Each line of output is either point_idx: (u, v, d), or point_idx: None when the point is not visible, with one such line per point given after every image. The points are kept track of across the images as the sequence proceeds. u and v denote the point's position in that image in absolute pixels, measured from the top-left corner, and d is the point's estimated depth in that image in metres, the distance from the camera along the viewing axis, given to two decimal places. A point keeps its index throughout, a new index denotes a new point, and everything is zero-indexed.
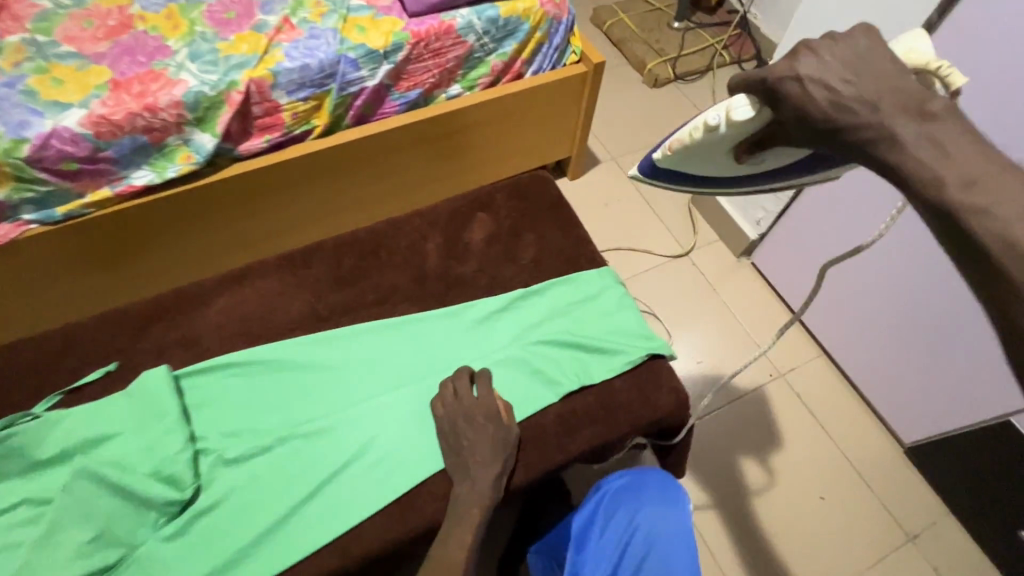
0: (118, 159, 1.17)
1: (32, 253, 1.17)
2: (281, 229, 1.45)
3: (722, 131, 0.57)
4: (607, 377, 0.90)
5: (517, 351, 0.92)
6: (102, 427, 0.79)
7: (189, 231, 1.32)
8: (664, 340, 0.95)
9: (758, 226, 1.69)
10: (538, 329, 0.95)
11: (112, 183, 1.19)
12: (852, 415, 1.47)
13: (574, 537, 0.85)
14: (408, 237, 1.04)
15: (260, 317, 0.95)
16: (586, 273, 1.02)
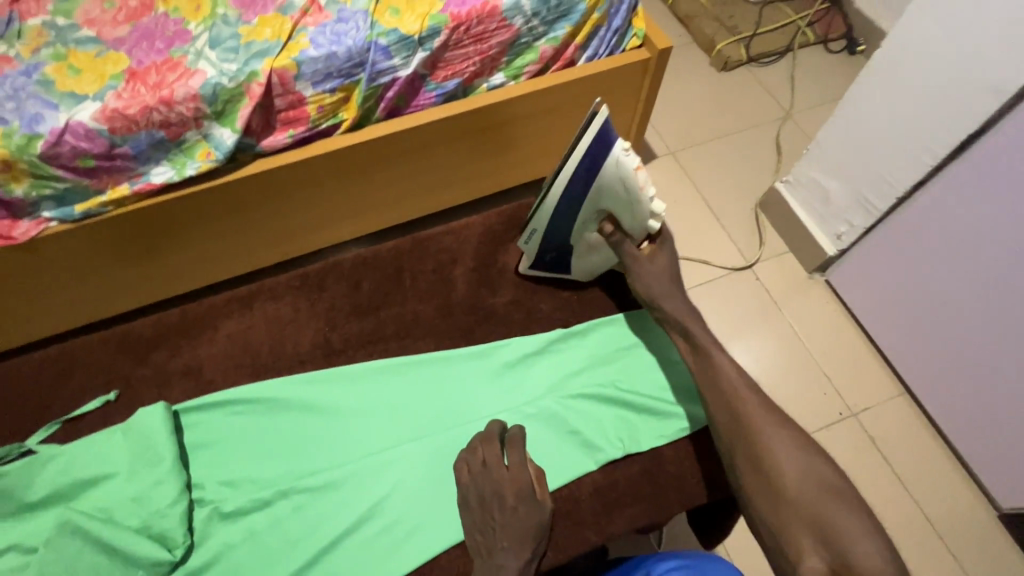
0: (136, 155, 1.09)
1: (51, 250, 1.12)
2: (306, 228, 1.36)
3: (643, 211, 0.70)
4: (657, 445, 0.77)
5: (552, 404, 0.79)
6: (95, 469, 0.72)
7: (213, 231, 1.25)
8: None
9: (839, 241, 1.47)
10: (579, 379, 0.82)
11: (130, 180, 1.12)
12: (933, 469, 1.35)
13: None
14: (436, 259, 0.91)
15: (269, 345, 0.85)
16: (638, 312, 0.87)
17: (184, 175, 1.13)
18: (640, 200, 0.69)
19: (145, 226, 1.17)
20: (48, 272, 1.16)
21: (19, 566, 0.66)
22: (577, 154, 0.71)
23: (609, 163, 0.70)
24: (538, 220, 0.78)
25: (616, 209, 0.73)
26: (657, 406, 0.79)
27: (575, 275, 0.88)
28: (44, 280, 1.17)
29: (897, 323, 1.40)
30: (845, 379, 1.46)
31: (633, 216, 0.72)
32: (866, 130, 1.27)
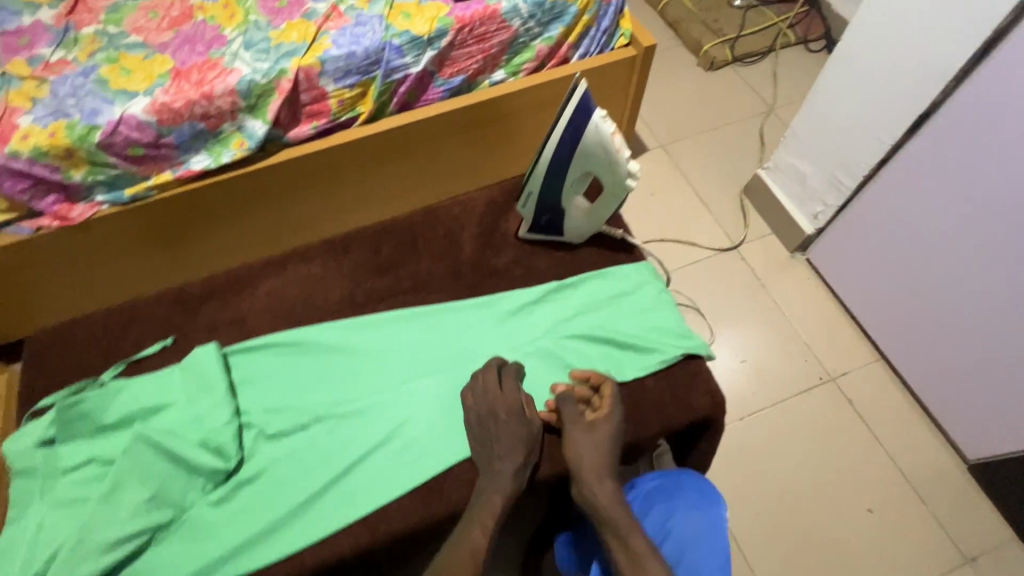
0: (179, 144, 1.23)
1: (98, 231, 1.24)
2: (326, 214, 1.48)
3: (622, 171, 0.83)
4: (639, 375, 0.89)
5: (548, 343, 0.92)
6: (159, 397, 0.85)
7: (244, 217, 1.38)
8: (702, 340, 0.92)
9: (816, 220, 1.59)
10: (571, 323, 0.94)
11: (172, 167, 1.25)
12: (907, 427, 1.45)
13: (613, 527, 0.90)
14: (446, 226, 1.04)
15: (302, 299, 0.98)
16: (623, 267, 0.99)
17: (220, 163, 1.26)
18: (618, 161, 0.82)
19: (181, 211, 1.29)
20: (93, 253, 1.27)
21: (100, 473, 0.79)
22: (560, 125, 0.82)
23: (589, 129, 0.82)
24: (533, 183, 0.90)
25: (599, 171, 0.84)
26: (639, 345, 0.91)
27: (569, 237, 1.01)
28: (89, 259, 1.28)
29: (873, 293, 1.51)
30: (825, 347, 1.56)
31: (614, 175, 0.84)
32: (833, 116, 1.40)
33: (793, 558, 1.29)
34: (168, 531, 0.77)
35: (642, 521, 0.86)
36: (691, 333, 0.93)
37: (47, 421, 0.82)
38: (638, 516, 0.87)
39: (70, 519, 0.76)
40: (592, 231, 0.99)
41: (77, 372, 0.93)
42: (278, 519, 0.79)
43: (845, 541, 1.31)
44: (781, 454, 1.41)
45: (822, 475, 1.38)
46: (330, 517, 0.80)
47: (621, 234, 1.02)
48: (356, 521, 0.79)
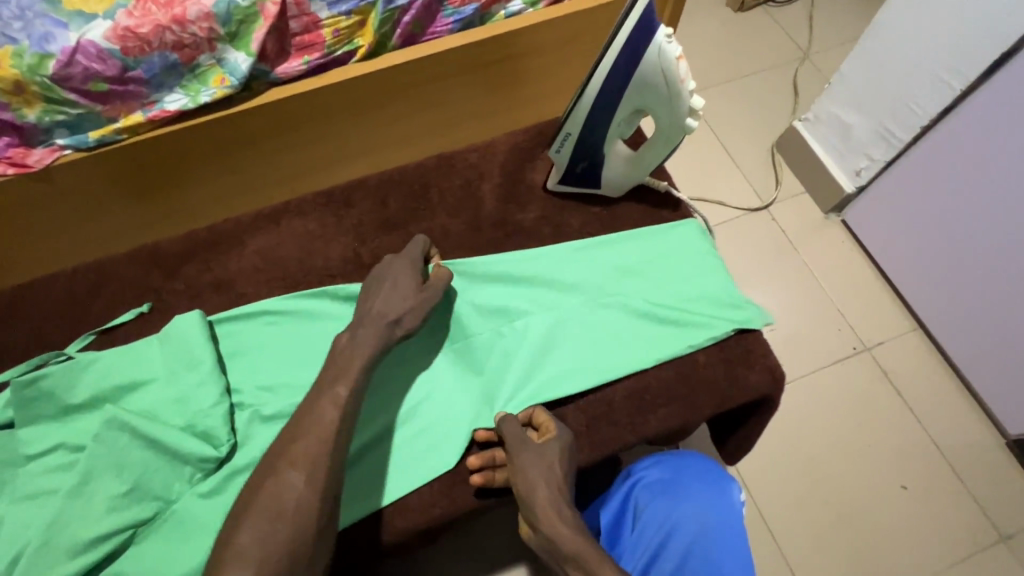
0: (149, 80, 0.96)
1: (55, 182, 0.99)
2: (324, 163, 1.22)
3: (684, 108, 0.70)
4: (687, 352, 0.77)
5: (580, 315, 0.80)
6: (134, 374, 0.73)
7: (228, 165, 1.12)
8: (754, 312, 0.81)
9: (858, 177, 1.45)
10: (607, 287, 0.82)
11: (143, 107, 0.99)
12: (943, 400, 1.37)
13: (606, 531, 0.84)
14: (462, 176, 0.90)
15: (299, 260, 0.85)
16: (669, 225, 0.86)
17: (200, 104, 1.00)
18: (681, 94, 0.68)
19: (154, 158, 1.04)
20: (49, 208, 1.04)
21: (69, 461, 0.68)
22: (614, 50, 0.67)
23: (649, 53, 0.67)
24: (573, 123, 0.76)
25: (656, 108, 0.70)
26: (684, 314, 0.79)
27: (605, 190, 0.87)
28: (42, 216, 1.04)
29: (917, 258, 1.39)
30: (859, 315, 1.46)
31: (674, 114, 0.70)
32: (896, 57, 1.24)
33: (823, 538, 1.23)
34: (153, 527, 0.67)
35: (647, 514, 0.81)
36: (743, 300, 0.81)
37: (3, 401, 0.70)
38: (644, 509, 0.81)
39: (36, 515, 0.65)
40: (632, 183, 0.85)
41: (41, 343, 0.81)
42: None
43: (876, 520, 1.25)
44: (812, 429, 1.33)
45: (854, 449, 1.31)
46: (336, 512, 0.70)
47: (666, 187, 0.89)
48: (370, 515, 0.70)
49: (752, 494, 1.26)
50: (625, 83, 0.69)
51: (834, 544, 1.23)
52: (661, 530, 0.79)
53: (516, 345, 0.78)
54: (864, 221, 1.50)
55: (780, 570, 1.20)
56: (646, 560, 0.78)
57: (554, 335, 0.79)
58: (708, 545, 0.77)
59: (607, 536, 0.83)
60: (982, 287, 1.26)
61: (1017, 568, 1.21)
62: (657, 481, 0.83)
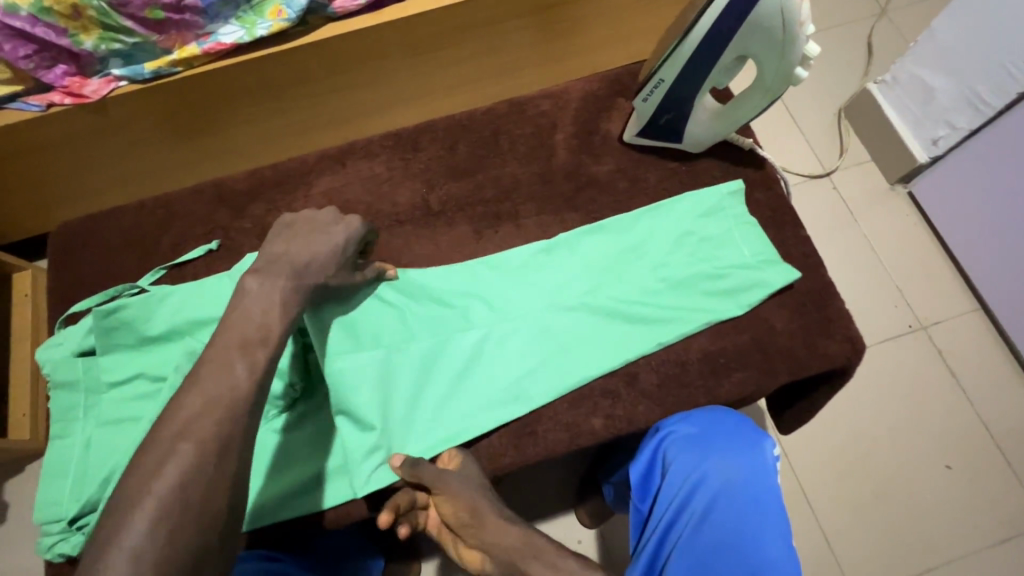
0: (206, 8, 0.84)
1: (108, 116, 0.92)
2: (352, 115, 1.08)
3: (797, 57, 0.64)
4: (736, 316, 0.75)
5: (536, 318, 0.75)
6: (209, 309, 0.73)
7: (260, 114, 1.02)
8: (731, 300, 0.76)
9: (934, 147, 1.37)
10: (571, 290, 0.76)
11: (198, 39, 0.88)
12: (999, 382, 1.33)
13: (634, 486, 0.73)
14: (534, 123, 0.87)
15: (367, 204, 0.83)
16: (721, 187, 0.80)
17: (255, 39, 0.88)
18: (796, 40, 0.63)
19: (201, 96, 0.94)
20: (101, 146, 0.97)
21: (152, 390, 0.69)
22: None
23: None
24: (668, 69, 0.70)
25: (765, 56, 0.65)
26: (656, 305, 0.75)
27: (686, 146, 0.83)
28: (92, 153, 0.98)
29: (989, 235, 1.33)
30: (917, 292, 1.41)
31: (785, 64, 0.65)
32: (1002, 14, 1.13)
33: (859, 510, 1.23)
34: None
35: (673, 473, 0.69)
36: (724, 274, 0.76)
37: (86, 329, 0.71)
38: (671, 467, 0.69)
39: (121, 439, 0.67)
40: (716, 139, 0.81)
41: (114, 275, 0.81)
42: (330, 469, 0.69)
43: (914, 497, 1.24)
44: (858, 404, 1.31)
45: (901, 428, 1.29)
46: (381, 462, 0.67)
47: (750, 144, 0.84)
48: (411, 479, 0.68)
49: (790, 463, 1.26)
50: (738, 26, 0.63)
51: (871, 517, 1.23)
52: (687, 491, 0.67)
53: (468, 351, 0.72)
54: (936, 194, 1.42)
55: (816, 538, 1.21)
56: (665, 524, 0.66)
57: (516, 340, 0.74)
58: (739, 506, 0.66)
59: (634, 490, 0.73)
60: None
61: None
62: (686, 437, 0.70)
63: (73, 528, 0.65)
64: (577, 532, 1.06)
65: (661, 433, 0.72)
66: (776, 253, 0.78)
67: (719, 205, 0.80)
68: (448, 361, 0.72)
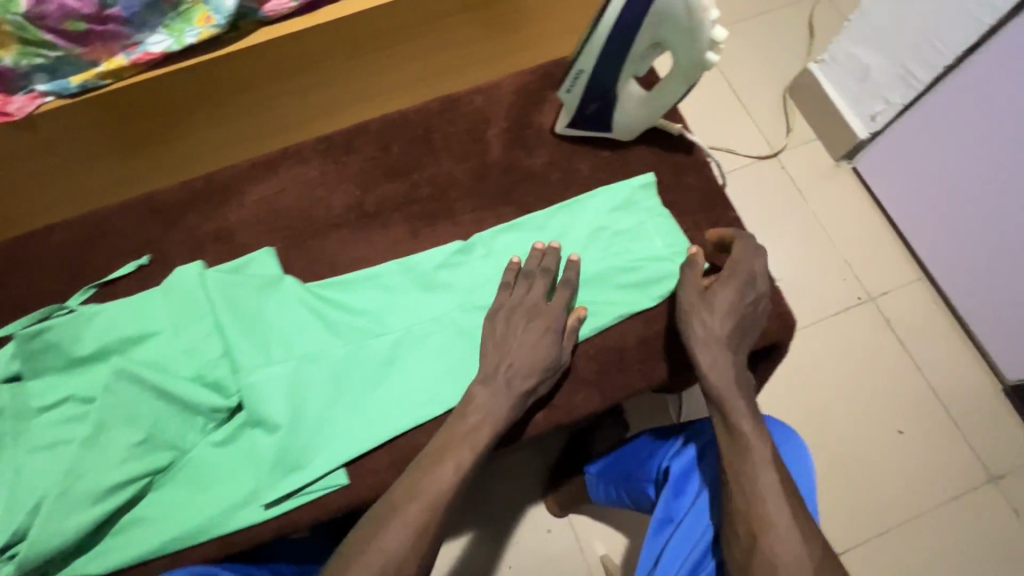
0: (130, 18, 0.82)
1: (35, 134, 0.88)
2: (296, 121, 1.06)
3: (704, 43, 0.65)
4: (650, 306, 0.77)
5: (450, 321, 0.76)
6: (138, 326, 0.71)
7: (189, 127, 0.99)
8: (646, 289, 0.77)
9: (872, 122, 1.40)
10: (486, 290, 0.77)
11: (126, 50, 0.85)
12: (946, 346, 1.37)
13: (671, 480, 0.82)
14: (468, 119, 0.87)
15: (301, 209, 0.83)
16: (634, 180, 0.82)
17: (185, 46, 0.86)
18: (702, 27, 0.64)
19: (129, 110, 0.91)
20: (30, 164, 0.93)
21: (82, 411, 0.68)
22: None
23: None
24: (585, 59, 0.71)
25: (675, 44, 0.67)
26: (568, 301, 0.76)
27: (617, 134, 0.83)
28: (20, 172, 0.93)
29: (930, 205, 1.36)
30: (864, 265, 1.45)
31: (695, 50, 0.66)
32: None
33: (816, 479, 1.27)
34: (170, 474, 0.68)
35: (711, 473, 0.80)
36: (635, 266, 0.78)
37: (10, 353, 0.70)
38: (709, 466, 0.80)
39: (50, 463, 0.66)
40: (645, 126, 0.82)
41: (43, 296, 0.79)
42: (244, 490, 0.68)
43: (868, 462, 1.29)
44: (812, 376, 1.35)
45: (855, 396, 1.34)
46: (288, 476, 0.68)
47: (680, 130, 0.85)
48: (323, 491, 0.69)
49: None
50: (644, 17, 0.65)
51: (828, 485, 1.27)
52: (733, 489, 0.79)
53: (380, 359, 0.74)
54: (878, 168, 1.45)
55: None
56: (710, 517, 0.77)
57: (432, 345, 0.75)
58: None
59: (671, 485, 0.81)
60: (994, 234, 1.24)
61: (1005, 506, 1.26)
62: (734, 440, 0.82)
63: (4, 557, 0.63)
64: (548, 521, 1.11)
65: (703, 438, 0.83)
66: (687, 244, 0.79)
67: (632, 198, 0.81)
68: (365, 370, 0.73)
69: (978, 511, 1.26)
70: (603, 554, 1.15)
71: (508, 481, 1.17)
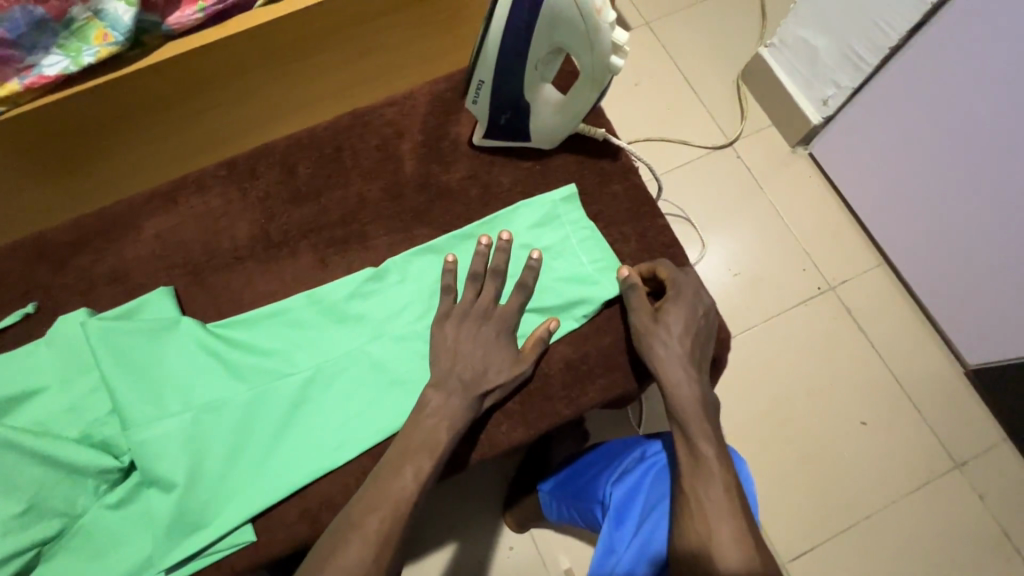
0: (14, 40, 0.68)
1: None
2: (207, 143, 0.92)
3: (607, 47, 0.63)
4: (573, 327, 0.73)
5: (361, 356, 0.71)
6: (21, 383, 0.66)
7: (96, 157, 0.84)
8: (568, 309, 0.73)
9: (825, 107, 1.32)
10: (401, 320, 0.73)
11: (19, 74, 0.71)
12: (908, 332, 1.34)
13: (611, 510, 0.74)
14: (379, 134, 0.81)
15: (201, 242, 0.77)
16: (551, 193, 0.77)
17: (84, 68, 0.72)
18: (601, 28, 0.61)
19: (27, 142, 0.76)
20: None
21: None
22: None
23: None
24: (483, 68, 0.67)
25: (576, 48, 0.63)
26: None
27: (537, 142, 0.78)
28: None
29: (880, 193, 1.30)
30: (824, 254, 1.39)
31: (599, 55, 0.64)
32: None
33: (778, 477, 1.25)
34: (60, 544, 0.63)
35: (653, 500, 0.72)
36: (557, 285, 0.73)
37: None
38: (652, 492, 0.73)
39: None
40: (564, 134, 0.76)
41: None
42: (143, 557, 0.63)
43: (831, 456, 1.26)
44: (773, 371, 1.31)
45: (817, 390, 1.30)
46: (189, 538, 0.63)
47: (604, 134, 0.80)
48: (228, 550, 0.64)
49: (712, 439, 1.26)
50: (536, 20, 0.61)
51: (791, 482, 1.24)
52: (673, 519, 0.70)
53: (287, 403, 0.68)
54: (830, 156, 1.38)
55: None
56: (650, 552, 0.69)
57: (344, 383, 0.70)
58: None
59: (609, 517, 0.74)
60: (943, 222, 1.19)
61: (970, 492, 1.23)
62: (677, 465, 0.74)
63: None
64: (506, 539, 1.08)
65: (646, 461, 0.76)
66: (616, 260, 0.75)
67: (555, 212, 0.76)
68: (270, 417, 0.68)
69: (944, 499, 1.23)
70: (568, 569, 1.07)
71: (461, 500, 1.09)
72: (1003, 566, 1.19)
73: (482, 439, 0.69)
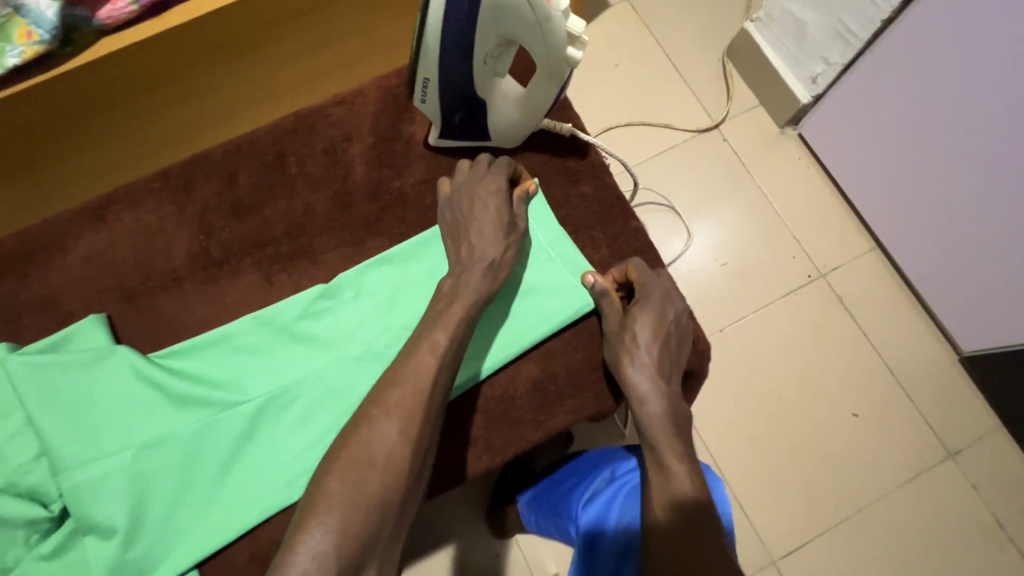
0: None
1: None
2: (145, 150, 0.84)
3: (559, 38, 0.57)
4: (539, 341, 0.67)
5: (309, 382, 0.65)
6: None
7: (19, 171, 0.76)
8: (534, 320, 0.67)
9: (814, 85, 1.25)
10: (352, 342, 0.67)
11: None
12: (901, 319, 1.29)
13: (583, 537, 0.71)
14: (325, 137, 0.74)
15: (135, 263, 0.71)
16: None
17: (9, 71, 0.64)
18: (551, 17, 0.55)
19: None
20: None
21: None
22: None
23: None
24: (427, 66, 0.61)
25: (526, 39, 0.57)
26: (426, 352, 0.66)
27: (497, 142, 0.72)
28: None
29: (871, 176, 1.24)
30: (814, 239, 1.33)
31: (552, 47, 0.57)
32: None
33: (768, 472, 1.22)
34: None
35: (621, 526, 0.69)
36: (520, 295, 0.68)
37: None
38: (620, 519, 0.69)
39: None
40: (525, 133, 0.70)
41: None
42: None
43: (823, 449, 1.23)
44: (762, 363, 1.27)
45: (807, 381, 1.26)
46: None
47: (570, 130, 0.74)
48: None
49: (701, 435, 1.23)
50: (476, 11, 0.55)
51: (781, 476, 1.22)
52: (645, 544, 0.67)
53: (230, 437, 0.63)
54: (819, 137, 1.32)
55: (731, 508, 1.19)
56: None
57: (293, 413, 0.65)
58: None
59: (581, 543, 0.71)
60: (936, 206, 1.13)
61: (964, 481, 1.20)
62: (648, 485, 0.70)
63: None
64: (491, 547, 1.05)
65: (616, 483, 0.72)
66: (584, 264, 0.70)
67: None
68: (214, 455, 0.63)
69: (937, 488, 1.21)
70: None
71: (442, 510, 1.05)
72: (996, 556, 1.17)
73: (444, 468, 0.65)
